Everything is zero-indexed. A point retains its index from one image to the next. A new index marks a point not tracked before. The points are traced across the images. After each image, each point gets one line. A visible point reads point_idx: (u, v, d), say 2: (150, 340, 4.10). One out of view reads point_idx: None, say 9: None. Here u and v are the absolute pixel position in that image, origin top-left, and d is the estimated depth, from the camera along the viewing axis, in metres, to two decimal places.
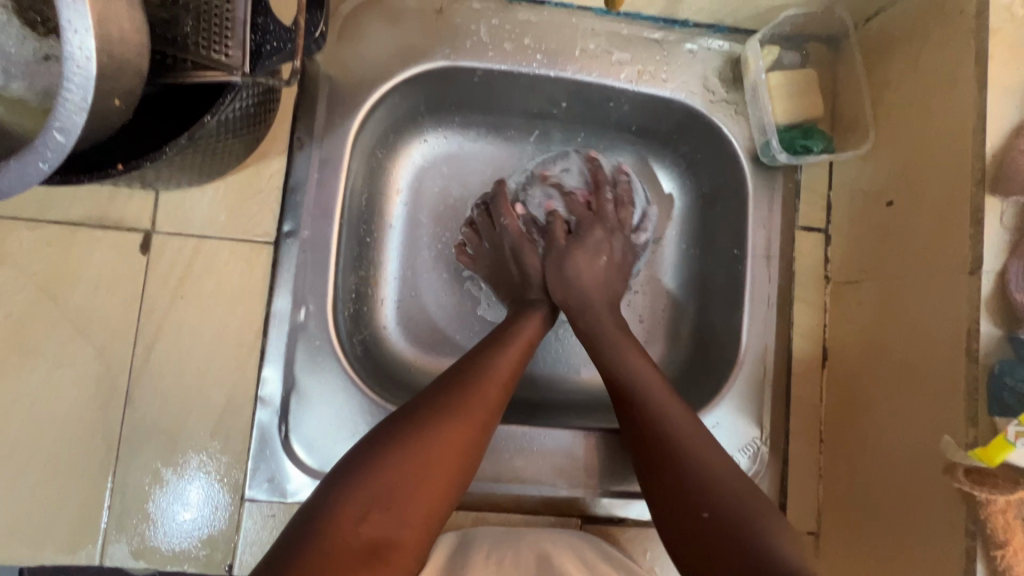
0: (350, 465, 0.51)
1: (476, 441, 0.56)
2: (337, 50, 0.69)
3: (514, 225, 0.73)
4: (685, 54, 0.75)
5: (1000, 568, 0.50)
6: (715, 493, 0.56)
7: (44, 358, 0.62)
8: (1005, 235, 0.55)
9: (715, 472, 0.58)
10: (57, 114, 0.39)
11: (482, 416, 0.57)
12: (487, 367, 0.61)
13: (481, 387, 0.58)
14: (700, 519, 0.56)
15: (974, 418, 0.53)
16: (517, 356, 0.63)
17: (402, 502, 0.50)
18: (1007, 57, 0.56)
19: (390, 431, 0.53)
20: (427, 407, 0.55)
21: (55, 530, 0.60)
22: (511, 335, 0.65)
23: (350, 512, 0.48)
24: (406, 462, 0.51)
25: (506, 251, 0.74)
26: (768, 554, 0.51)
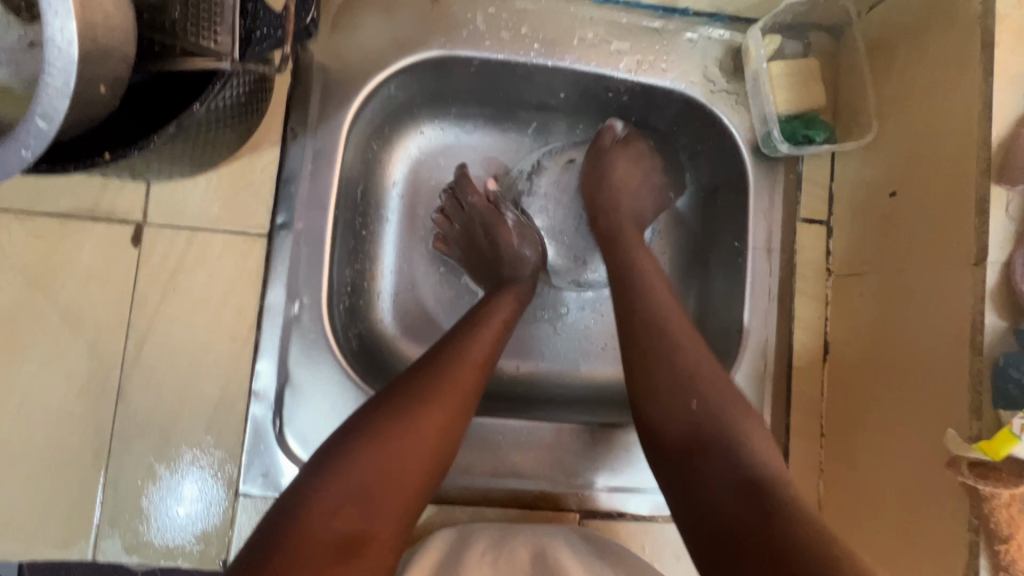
0: (324, 460, 0.50)
1: (453, 428, 0.54)
2: (331, 40, 0.68)
3: (482, 202, 0.74)
4: (684, 44, 0.74)
5: (1004, 563, 0.49)
6: (709, 396, 0.55)
7: (35, 352, 0.61)
8: (1011, 225, 0.53)
9: (712, 379, 0.57)
10: (39, 99, 0.38)
11: (457, 401, 0.55)
12: (460, 350, 0.59)
13: (455, 371, 0.57)
14: (693, 417, 0.54)
15: (978, 411, 0.53)
16: (492, 339, 0.62)
17: (377, 496, 0.48)
18: (1013, 43, 0.54)
19: (363, 422, 0.52)
20: (400, 395, 0.54)
21: (47, 525, 0.60)
22: (484, 318, 0.64)
23: (323, 507, 0.46)
24: (379, 455, 0.49)
25: (478, 229, 0.74)
26: (748, 458, 0.51)
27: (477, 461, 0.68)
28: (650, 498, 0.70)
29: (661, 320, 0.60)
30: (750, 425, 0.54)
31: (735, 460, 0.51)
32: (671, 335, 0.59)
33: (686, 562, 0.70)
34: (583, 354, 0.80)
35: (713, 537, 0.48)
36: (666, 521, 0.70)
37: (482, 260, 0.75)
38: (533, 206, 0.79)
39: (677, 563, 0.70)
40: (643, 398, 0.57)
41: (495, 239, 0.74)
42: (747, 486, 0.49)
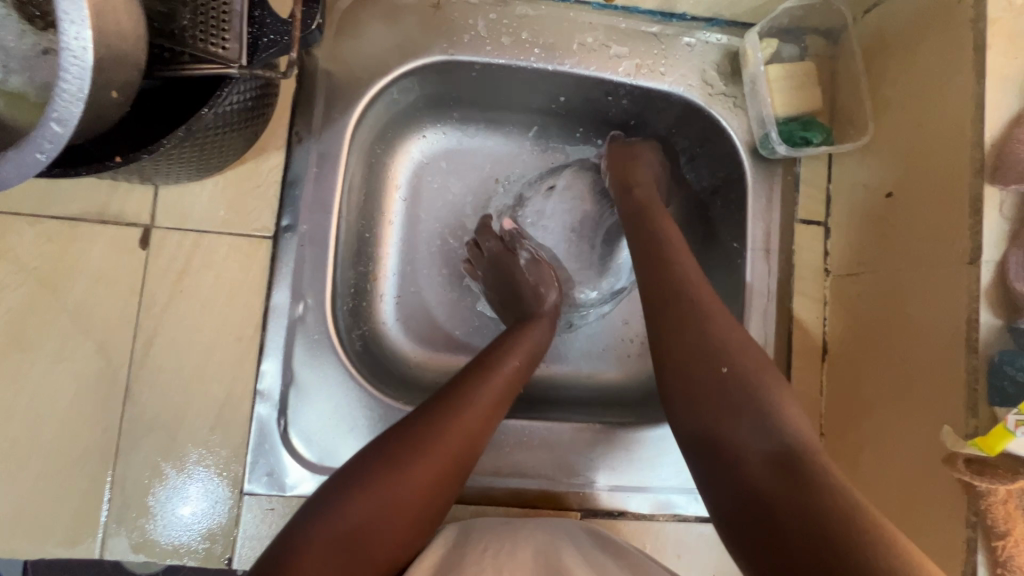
0: (322, 499, 0.51)
1: (450, 479, 0.55)
2: (335, 45, 0.70)
3: (496, 245, 0.76)
4: (682, 48, 0.75)
5: (1001, 559, 0.50)
6: (740, 366, 0.56)
7: (44, 352, 0.62)
8: (1005, 225, 0.54)
9: (744, 350, 0.57)
10: (54, 104, 0.39)
11: (459, 450, 0.55)
12: (468, 397, 0.59)
13: (460, 418, 0.57)
14: (723, 384, 0.55)
15: (974, 408, 0.53)
16: (500, 387, 0.61)
17: (367, 542, 0.49)
18: (1005, 46, 0.55)
19: (363, 466, 0.53)
20: (401, 440, 0.54)
21: (55, 523, 0.60)
22: (494, 363, 0.63)
23: (314, 551, 0.47)
24: (373, 501, 0.50)
25: (498, 272, 0.75)
26: (779, 425, 0.51)
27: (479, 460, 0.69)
28: (651, 497, 0.70)
29: (686, 291, 0.61)
30: (782, 395, 0.54)
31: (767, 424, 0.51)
32: (702, 305, 0.60)
33: (686, 562, 0.70)
34: (583, 353, 0.81)
35: (744, 500, 0.48)
36: (666, 520, 0.71)
37: (507, 295, 0.75)
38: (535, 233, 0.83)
39: (677, 562, 0.70)
40: (671, 368, 0.58)
41: (523, 278, 0.74)
42: (779, 451, 0.49)
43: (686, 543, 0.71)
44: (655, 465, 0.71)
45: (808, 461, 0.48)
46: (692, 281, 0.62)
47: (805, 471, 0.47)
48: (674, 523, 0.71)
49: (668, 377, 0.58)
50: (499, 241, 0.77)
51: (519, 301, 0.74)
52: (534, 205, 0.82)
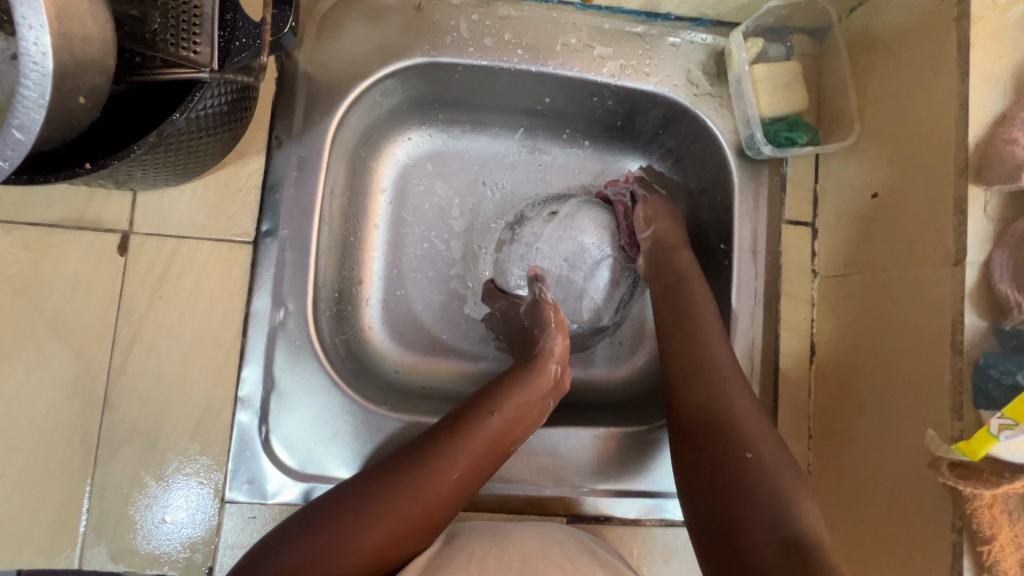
0: (279, 535, 0.52)
1: (402, 544, 0.53)
2: (315, 47, 0.69)
3: (505, 303, 0.75)
4: (668, 48, 0.74)
5: (986, 563, 0.50)
6: (763, 452, 0.57)
7: (20, 361, 0.61)
8: (989, 225, 0.54)
9: (764, 434, 0.59)
10: (15, 112, 0.38)
11: (415, 514, 0.54)
12: (455, 441, 0.58)
13: (425, 481, 0.55)
14: (743, 469, 0.56)
15: (959, 411, 0.53)
16: (475, 450, 0.58)
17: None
18: (988, 45, 0.55)
19: (322, 514, 0.53)
20: (363, 494, 0.55)
21: (34, 534, 0.60)
22: (473, 421, 0.60)
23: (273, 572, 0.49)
24: (318, 549, 0.50)
25: (512, 329, 0.74)
26: (792, 516, 0.52)
27: None
28: (639, 502, 0.70)
29: (709, 371, 0.63)
30: (799, 486, 0.55)
31: (783, 515, 0.52)
32: (722, 388, 0.62)
33: (674, 566, 0.70)
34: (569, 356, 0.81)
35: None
36: (653, 525, 0.70)
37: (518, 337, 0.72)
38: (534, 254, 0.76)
39: (664, 567, 0.70)
40: (692, 452, 0.60)
41: (523, 322, 0.72)
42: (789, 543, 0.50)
43: (673, 548, 0.70)
44: (643, 470, 0.70)
45: (821, 555, 0.49)
46: (714, 359, 0.64)
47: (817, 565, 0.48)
48: (661, 527, 0.70)
49: (689, 460, 0.60)
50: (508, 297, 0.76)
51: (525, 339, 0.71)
52: (531, 227, 0.76)
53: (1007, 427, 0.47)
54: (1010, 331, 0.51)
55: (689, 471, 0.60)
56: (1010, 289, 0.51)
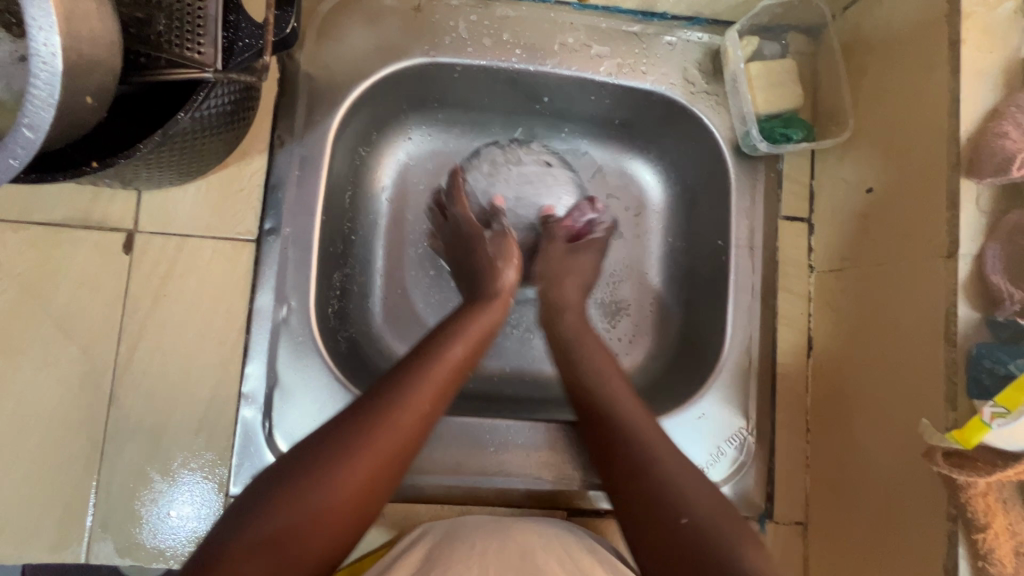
0: (241, 507, 0.47)
1: (382, 480, 0.51)
2: (317, 48, 0.70)
3: (462, 214, 0.74)
4: (664, 47, 0.75)
5: (982, 552, 0.50)
6: (696, 512, 0.52)
7: (29, 358, 0.62)
8: (981, 217, 0.55)
9: (695, 491, 0.54)
10: (24, 110, 0.39)
11: (391, 449, 0.52)
12: (409, 386, 0.55)
13: (395, 414, 0.53)
14: (682, 536, 0.51)
15: (953, 401, 0.53)
16: (442, 377, 0.58)
17: (290, 552, 0.46)
18: (978, 41, 0.56)
19: (287, 470, 0.49)
20: (329, 440, 0.51)
21: (40, 529, 0.61)
22: (437, 351, 0.59)
23: (234, 554, 0.44)
24: (297, 509, 0.47)
25: (456, 241, 0.73)
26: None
27: (463, 461, 0.68)
28: None
29: (636, 433, 0.60)
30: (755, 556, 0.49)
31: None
32: (643, 447, 0.58)
33: None
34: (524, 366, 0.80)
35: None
36: None
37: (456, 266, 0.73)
38: (508, 178, 0.79)
39: None
40: (631, 519, 0.55)
41: (483, 249, 0.71)
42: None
43: None
44: None
45: None
46: (637, 421, 0.61)
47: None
48: None
49: (632, 529, 0.54)
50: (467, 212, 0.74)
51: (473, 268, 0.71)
52: (523, 154, 0.80)
53: (999, 416, 0.47)
54: (1002, 322, 0.52)
55: (638, 537, 0.54)
56: (1001, 281, 0.52)
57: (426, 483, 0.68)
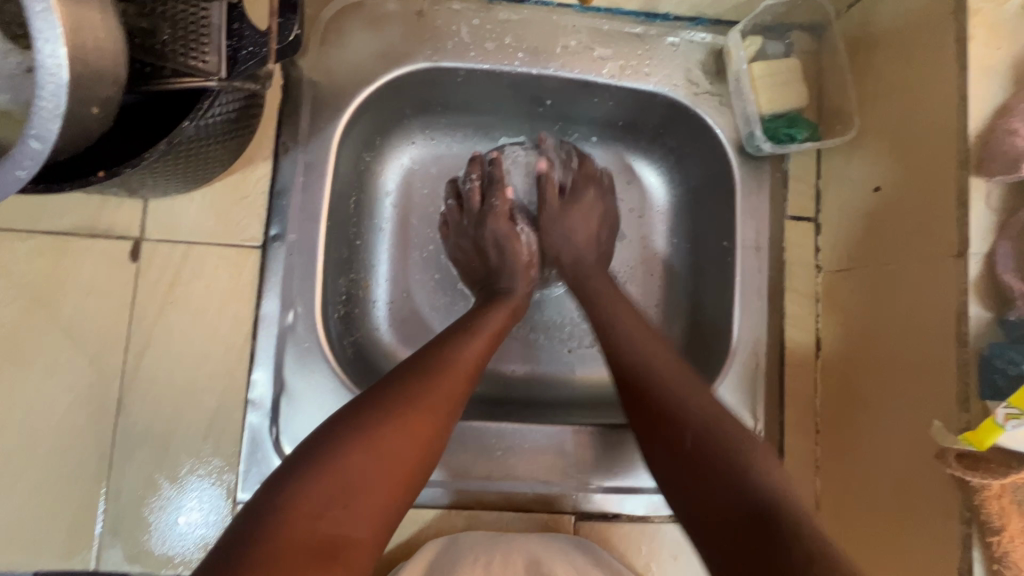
0: (307, 460, 0.49)
1: (439, 435, 0.54)
2: (320, 55, 0.70)
3: (501, 209, 0.75)
4: (667, 48, 0.75)
5: (997, 554, 0.49)
6: (702, 430, 0.52)
7: (37, 367, 0.62)
8: (992, 216, 0.54)
9: (704, 413, 0.54)
10: (32, 122, 0.39)
11: (444, 407, 0.55)
12: (456, 356, 0.59)
13: (445, 376, 0.57)
14: (692, 454, 0.51)
15: (966, 401, 0.53)
16: (484, 348, 0.62)
17: (363, 496, 0.48)
18: (986, 38, 0.55)
19: (347, 426, 0.51)
20: (388, 400, 0.53)
21: (50, 538, 0.61)
22: (480, 326, 0.64)
23: (307, 510, 0.46)
24: (365, 459, 0.49)
25: (486, 235, 0.73)
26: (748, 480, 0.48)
27: (470, 465, 0.68)
28: (647, 499, 0.70)
29: (644, 363, 0.59)
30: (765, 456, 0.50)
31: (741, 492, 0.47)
32: (654, 381, 0.58)
33: (683, 563, 0.70)
34: (537, 367, 0.80)
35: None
36: (661, 521, 0.70)
37: (481, 272, 0.74)
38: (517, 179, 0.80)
39: (674, 564, 0.70)
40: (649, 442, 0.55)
41: (517, 254, 0.73)
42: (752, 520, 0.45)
43: (682, 544, 0.70)
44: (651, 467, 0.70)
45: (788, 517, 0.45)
46: (646, 349, 0.61)
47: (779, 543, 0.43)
48: (669, 524, 0.70)
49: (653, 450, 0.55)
50: (504, 206, 0.75)
51: (495, 277, 0.73)
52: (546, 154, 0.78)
53: (1014, 417, 0.47)
54: (1014, 321, 0.51)
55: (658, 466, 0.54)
56: (1013, 278, 0.51)
57: (436, 490, 0.68)
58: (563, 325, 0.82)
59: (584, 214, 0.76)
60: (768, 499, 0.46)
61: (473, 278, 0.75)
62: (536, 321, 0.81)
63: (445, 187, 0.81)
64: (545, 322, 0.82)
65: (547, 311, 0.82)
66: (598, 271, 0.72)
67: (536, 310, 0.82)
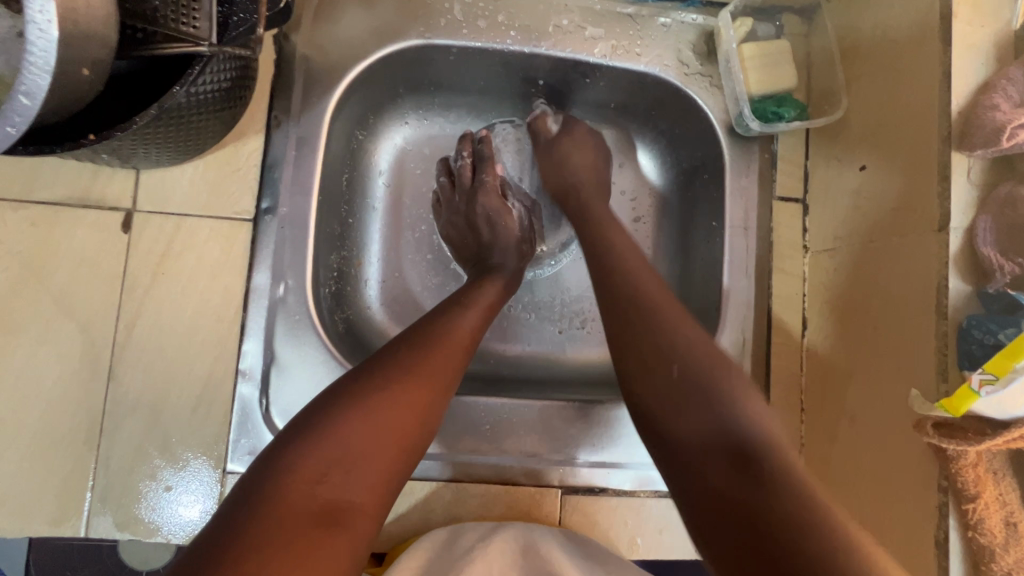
0: (305, 428, 0.49)
1: (435, 406, 0.54)
2: (313, 30, 0.71)
3: (493, 184, 0.75)
4: (659, 28, 0.75)
5: (972, 522, 0.50)
6: (689, 365, 0.53)
7: (28, 336, 0.63)
8: (972, 190, 0.55)
9: (693, 344, 0.55)
10: (23, 78, 0.40)
11: (441, 379, 0.56)
12: (450, 329, 0.60)
13: (440, 348, 0.58)
14: (679, 389, 0.52)
15: (944, 373, 0.53)
16: (478, 322, 0.63)
17: (362, 463, 0.48)
18: (969, 15, 0.56)
19: (344, 396, 0.51)
20: (383, 370, 0.54)
21: (40, 504, 0.61)
22: (474, 300, 0.65)
23: (307, 475, 0.46)
24: (363, 427, 0.49)
25: (478, 211, 0.73)
26: (732, 429, 0.49)
27: (458, 438, 0.69)
28: (633, 474, 0.71)
29: (635, 279, 0.61)
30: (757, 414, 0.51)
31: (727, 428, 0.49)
32: (649, 305, 0.58)
33: (668, 537, 0.71)
34: (525, 347, 0.81)
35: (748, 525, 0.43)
36: (647, 495, 0.71)
37: (473, 248, 0.75)
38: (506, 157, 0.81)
39: (659, 537, 0.71)
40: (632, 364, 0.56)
41: (510, 227, 0.74)
42: (735, 450, 0.48)
43: (667, 518, 0.71)
44: (636, 441, 0.71)
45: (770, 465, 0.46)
46: (634, 275, 0.61)
47: (761, 472, 0.46)
48: (655, 498, 0.71)
49: (634, 392, 0.55)
50: (496, 181, 0.76)
51: (487, 253, 0.73)
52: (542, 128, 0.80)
53: (988, 382, 0.48)
54: (993, 294, 0.52)
55: (639, 397, 0.55)
56: (993, 254, 0.52)
57: (426, 463, 0.69)
58: (551, 305, 0.82)
59: (580, 147, 0.76)
60: (752, 435, 0.49)
61: (464, 254, 0.76)
62: (525, 300, 0.82)
63: (437, 164, 0.81)
64: (534, 301, 0.82)
65: (538, 291, 0.82)
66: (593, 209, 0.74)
67: (527, 289, 0.82)
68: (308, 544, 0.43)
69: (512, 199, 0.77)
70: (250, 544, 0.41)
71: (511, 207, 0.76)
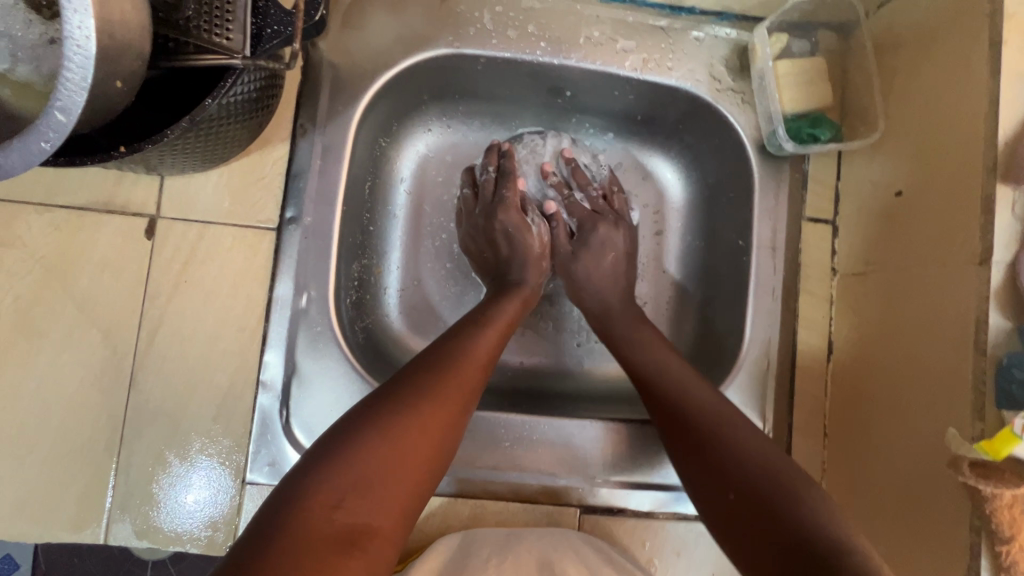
0: (324, 453, 0.48)
1: (452, 431, 0.54)
2: (341, 36, 0.70)
3: (513, 200, 0.74)
4: (691, 43, 0.74)
5: (1005, 564, 0.49)
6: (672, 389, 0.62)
7: (50, 341, 0.63)
8: (1017, 224, 0.53)
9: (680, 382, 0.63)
10: (58, 93, 0.40)
11: (458, 402, 0.55)
12: (467, 350, 0.59)
13: (458, 370, 0.57)
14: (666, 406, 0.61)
15: (981, 411, 0.52)
16: (495, 341, 0.62)
17: (381, 488, 0.47)
18: (1021, 43, 0.54)
19: (363, 419, 0.50)
20: (401, 393, 0.53)
21: (61, 508, 0.61)
22: (493, 318, 0.64)
23: (325, 500, 0.45)
24: (381, 451, 0.48)
25: (497, 226, 0.73)
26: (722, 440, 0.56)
27: (478, 455, 0.68)
28: (653, 495, 0.70)
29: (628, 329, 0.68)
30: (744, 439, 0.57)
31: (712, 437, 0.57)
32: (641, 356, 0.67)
33: (686, 560, 0.70)
34: (542, 359, 0.80)
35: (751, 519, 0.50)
36: (666, 517, 0.70)
37: (492, 262, 0.74)
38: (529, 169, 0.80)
39: (676, 560, 0.70)
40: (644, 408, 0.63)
41: (527, 242, 0.73)
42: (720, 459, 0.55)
43: (685, 542, 0.70)
44: (657, 462, 0.70)
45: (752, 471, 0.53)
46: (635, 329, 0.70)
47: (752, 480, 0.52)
48: (674, 520, 0.70)
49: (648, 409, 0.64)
50: (517, 196, 0.74)
51: (506, 269, 0.72)
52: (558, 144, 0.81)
53: None
54: None
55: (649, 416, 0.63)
56: None
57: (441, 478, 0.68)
58: (569, 317, 0.81)
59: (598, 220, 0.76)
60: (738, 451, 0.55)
61: (483, 267, 0.75)
62: (544, 310, 0.81)
63: (461, 176, 0.80)
64: (552, 313, 0.81)
65: (556, 302, 0.81)
66: (616, 286, 0.73)
67: (546, 301, 0.81)
68: (328, 570, 0.42)
69: (532, 214, 0.76)
70: (268, 571, 0.40)
71: (531, 223, 0.75)
